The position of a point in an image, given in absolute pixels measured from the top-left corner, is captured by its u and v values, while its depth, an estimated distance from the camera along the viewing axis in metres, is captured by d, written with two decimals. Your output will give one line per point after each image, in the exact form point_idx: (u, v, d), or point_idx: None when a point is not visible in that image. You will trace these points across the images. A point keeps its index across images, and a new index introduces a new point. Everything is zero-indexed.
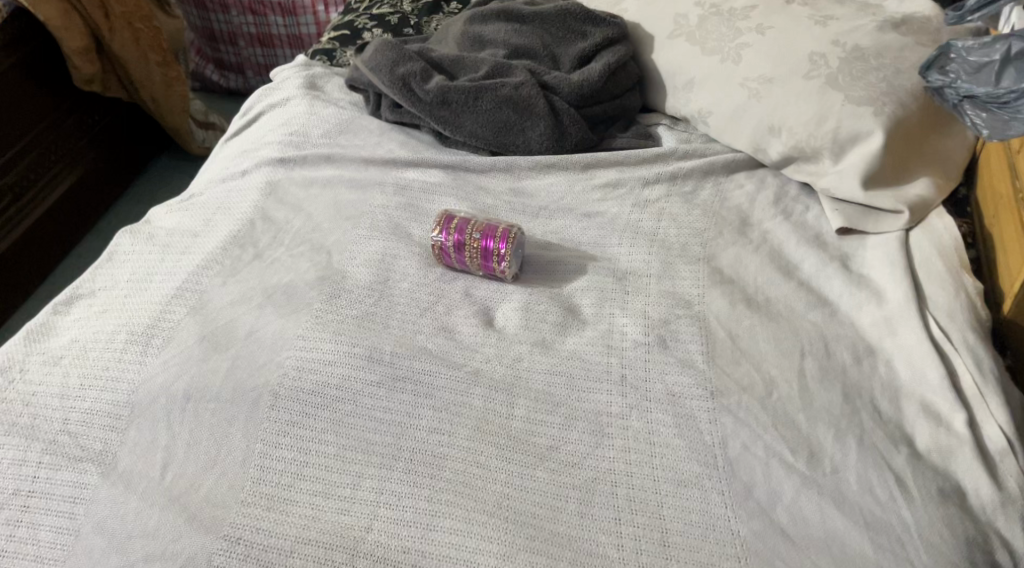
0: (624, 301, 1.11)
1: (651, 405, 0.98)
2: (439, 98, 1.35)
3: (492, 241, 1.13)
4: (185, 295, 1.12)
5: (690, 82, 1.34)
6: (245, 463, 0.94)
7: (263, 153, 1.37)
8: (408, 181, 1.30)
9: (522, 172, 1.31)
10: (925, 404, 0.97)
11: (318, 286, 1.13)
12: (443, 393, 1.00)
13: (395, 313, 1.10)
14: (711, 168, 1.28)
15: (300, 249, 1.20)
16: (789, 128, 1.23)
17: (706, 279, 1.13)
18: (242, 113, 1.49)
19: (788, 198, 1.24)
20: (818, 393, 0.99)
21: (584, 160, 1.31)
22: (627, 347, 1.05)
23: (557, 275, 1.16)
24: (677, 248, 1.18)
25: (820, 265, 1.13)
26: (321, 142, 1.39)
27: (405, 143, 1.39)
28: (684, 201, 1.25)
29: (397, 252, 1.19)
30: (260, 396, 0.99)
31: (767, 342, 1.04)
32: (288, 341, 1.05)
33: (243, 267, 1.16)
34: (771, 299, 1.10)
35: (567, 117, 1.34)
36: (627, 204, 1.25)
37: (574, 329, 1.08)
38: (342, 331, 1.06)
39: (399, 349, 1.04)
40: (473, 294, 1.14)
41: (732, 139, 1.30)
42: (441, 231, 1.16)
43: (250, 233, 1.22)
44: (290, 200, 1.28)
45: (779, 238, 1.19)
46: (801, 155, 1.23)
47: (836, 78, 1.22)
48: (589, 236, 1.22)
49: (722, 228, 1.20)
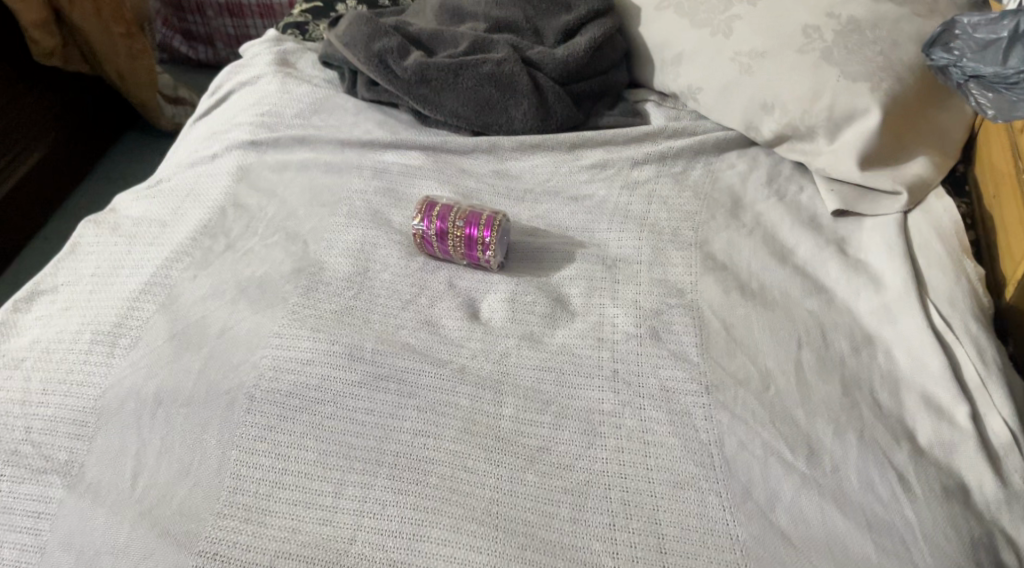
0: (614, 291, 1.07)
1: (645, 401, 0.94)
2: (419, 76, 1.29)
3: (476, 229, 1.09)
4: (153, 290, 1.06)
5: (678, 56, 1.28)
6: (220, 471, 0.89)
7: (234, 135, 1.30)
8: (386, 164, 1.25)
9: (506, 153, 1.27)
10: (927, 396, 0.93)
11: (295, 279, 1.08)
12: (427, 392, 0.95)
13: (376, 307, 1.05)
14: (702, 147, 1.24)
15: (274, 238, 1.14)
16: (782, 104, 1.18)
17: (699, 266, 1.09)
18: (211, 92, 1.42)
19: (781, 178, 1.20)
20: (816, 386, 0.95)
21: (570, 140, 1.26)
22: (619, 339, 1.01)
23: (544, 263, 1.12)
24: (668, 233, 1.14)
25: (816, 248, 1.09)
26: (295, 122, 1.33)
27: (383, 123, 1.33)
28: (674, 183, 1.20)
29: (376, 241, 1.14)
30: (235, 398, 0.94)
31: (763, 332, 1.00)
32: (264, 339, 1.00)
33: (214, 259, 1.11)
34: (765, 286, 1.06)
35: (552, 95, 1.28)
36: (615, 186, 1.21)
37: (563, 321, 1.04)
38: (320, 327, 1.01)
39: (381, 346, 0.99)
40: (457, 285, 1.09)
41: (723, 116, 1.25)
42: (422, 218, 1.11)
43: (221, 222, 1.16)
44: (263, 185, 1.22)
45: (773, 220, 1.14)
46: (794, 133, 1.19)
47: (830, 52, 1.16)
48: (577, 220, 1.17)
49: (714, 211, 1.16)
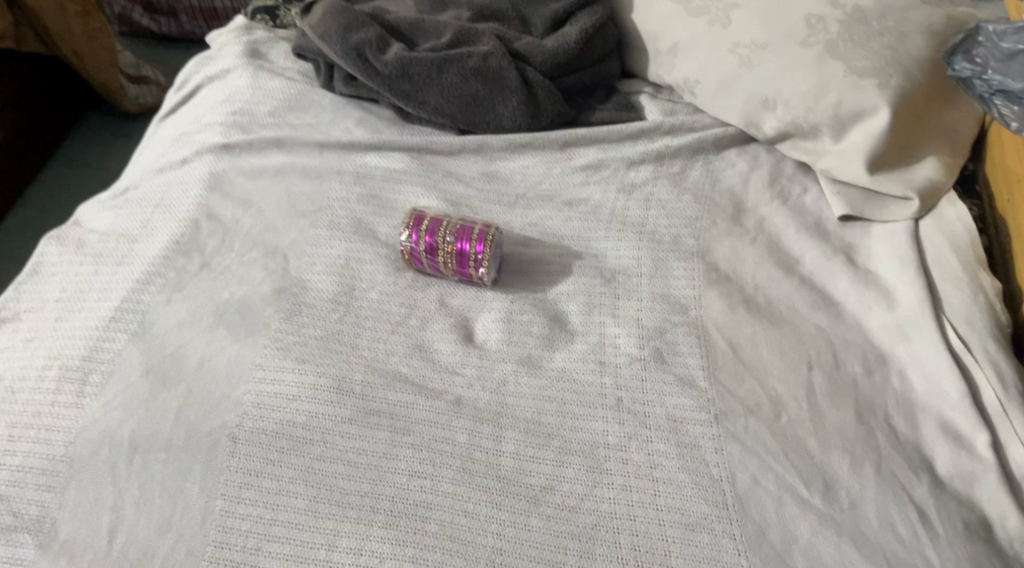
0: (615, 307, 1.02)
1: (651, 433, 0.90)
2: (400, 71, 1.21)
3: (468, 243, 1.03)
4: (123, 317, 1.00)
5: (674, 46, 1.21)
6: (205, 524, 0.85)
7: (205, 137, 1.23)
8: (368, 167, 1.18)
9: (495, 152, 1.20)
10: (944, 422, 0.89)
11: (276, 301, 1.02)
12: (422, 428, 0.90)
13: (363, 330, 1.00)
14: (700, 146, 1.18)
15: (252, 255, 1.08)
16: (785, 101, 1.12)
17: (702, 279, 1.03)
18: (178, 86, 1.34)
19: (784, 178, 1.15)
20: (830, 413, 0.90)
21: (563, 138, 1.19)
22: (621, 363, 0.96)
23: (540, 277, 1.06)
24: (669, 242, 1.08)
25: (823, 258, 1.04)
26: (269, 122, 1.25)
27: (363, 121, 1.25)
28: (673, 185, 1.15)
29: (361, 256, 1.07)
30: (217, 441, 0.88)
31: (771, 352, 0.96)
32: (246, 372, 0.94)
33: (188, 280, 1.04)
34: (772, 300, 1.01)
35: (542, 90, 1.21)
36: (611, 189, 1.15)
37: (561, 342, 0.99)
38: (305, 356, 0.96)
39: (371, 376, 0.94)
40: (449, 303, 1.03)
41: (722, 111, 1.19)
42: (410, 233, 1.04)
43: (195, 237, 1.10)
44: (238, 194, 1.15)
45: (777, 226, 1.09)
46: (798, 131, 1.13)
47: (836, 45, 1.09)
48: (572, 228, 1.11)
49: (716, 216, 1.10)
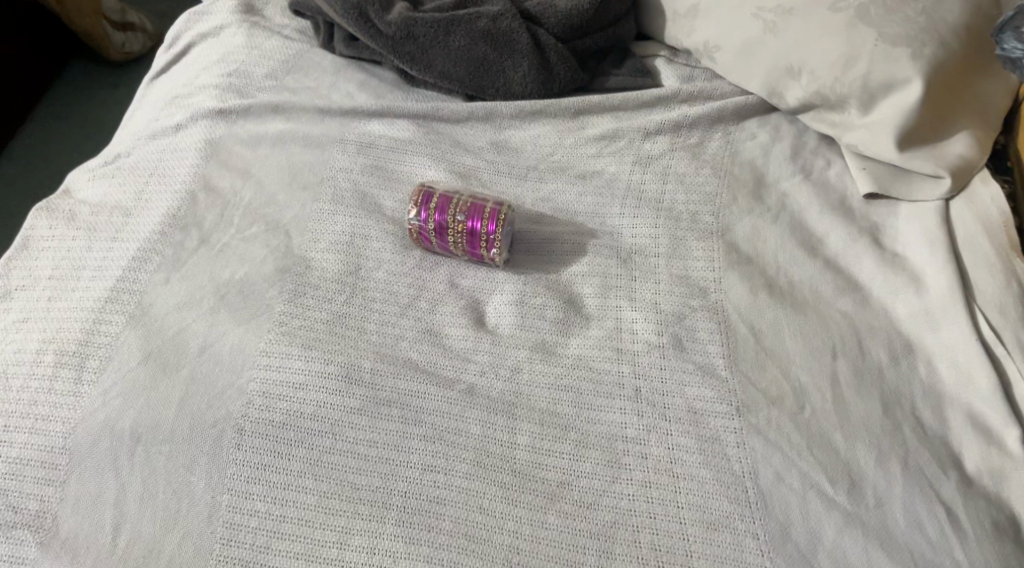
0: (631, 290, 0.98)
1: (671, 425, 0.87)
2: (405, 32, 1.15)
3: (480, 222, 0.99)
4: (119, 298, 0.96)
5: (693, 9, 1.16)
6: (211, 520, 0.82)
7: (200, 102, 1.17)
8: (372, 136, 1.12)
9: (504, 121, 1.15)
10: (974, 416, 0.86)
11: (280, 281, 0.98)
12: (435, 419, 0.87)
13: (371, 314, 0.96)
14: (720, 115, 1.13)
15: (253, 230, 1.03)
16: (811, 70, 1.07)
17: (722, 260, 1.00)
18: (168, 44, 1.27)
19: (807, 150, 1.10)
20: (855, 405, 0.87)
21: (575, 106, 1.15)
22: (639, 350, 0.93)
23: (552, 257, 1.02)
24: (687, 219, 1.04)
25: (848, 238, 1.00)
26: (267, 85, 1.19)
27: (365, 85, 1.20)
28: (691, 158, 1.10)
29: (367, 233, 1.03)
30: (222, 433, 0.85)
31: (795, 340, 0.92)
32: (250, 359, 0.90)
33: (187, 257, 1.00)
34: (794, 284, 0.97)
35: (554, 55, 1.16)
36: (627, 161, 1.10)
37: (576, 327, 0.95)
38: (312, 342, 0.92)
39: (380, 364, 0.90)
40: (459, 284, 1.00)
41: (743, 79, 1.14)
42: (419, 211, 1.00)
43: (193, 211, 1.05)
44: (237, 165, 1.10)
45: (800, 203, 1.05)
46: (823, 102, 1.08)
47: (868, 10, 1.04)
48: (586, 204, 1.07)
49: (736, 192, 1.06)
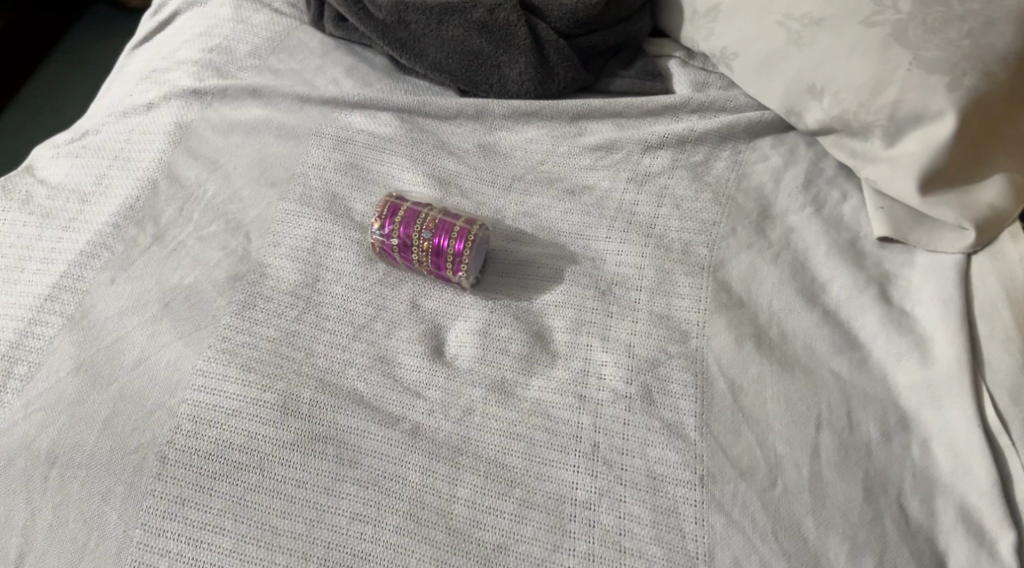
0: (605, 328, 0.89)
1: (626, 492, 0.80)
2: (396, 17, 1.07)
3: (447, 240, 0.91)
4: (59, 296, 0.90)
5: (714, 10, 1.05)
6: (120, 556, 0.77)
7: (176, 79, 1.10)
8: (350, 130, 1.04)
9: (496, 121, 1.06)
10: (966, 512, 0.78)
11: (229, 289, 0.91)
12: (371, 461, 0.81)
13: (321, 334, 0.89)
14: (730, 132, 1.03)
15: (212, 229, 0.97)
16: (834, 91, 0.96)
17: (710, 302, 0.91)
18: (156, 10, 1.20)
19: (822, 180, 1.00)
20: (834, 486, 0.79)
21: (573, 110, 1.05)
22: (605, 399, 0.85)
23: (526, 281, 0.94)
24: (678, 250, 0.95)
25: (853, 288, 0.90)
26: (248, 64, 1.11)
27: (352, 70, 1.11)
28: (692, 179, 1.00)
29: (330, 241, 0.96)
30: (144, 459, 0.80)
31: (777, 403, 0.83)
32: (184, 379, 0.84)
33: (138, 256, 0.94)
34: (787, 335, 0.88)
35: (554, 52, 1.06)
36: (622, 177, 1.01)
37: (540, 365, 0.87)
38: (251, 364, 0.85)
39: (320, 396, 0.84)
40: (421, 306, 0.92)
41: (760, 92, 1.03)
42: (383, 224, 0.93)
43: (152, 204, 0.99)
44: (205, 153, 1.03)
45: (806, 242, 0.95)
46: (844, 128, 0.97)
47: (905, 28, 0.93)
48: (571, 223, 0.98)
49: (736, 223, 0.96)
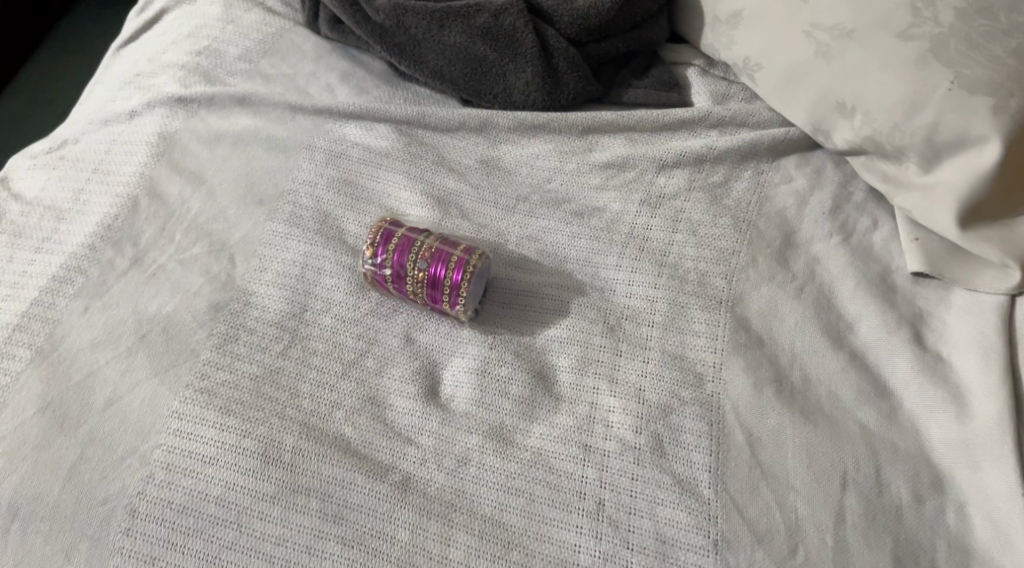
0: (612, 369, 0.83)
1: (631, 556, 0.74)
2: (394, 21, 0.99)
3: (444, 270, 0.84)
4: (28, 326, 0.84)
5: (736, 16, 0.97)
6: None
7: (161, 83, 1.03)
8: (343, 143, 0.97)
9: (500, 134, 0.99)
10: None
11: (211, 321, 0.85)
12: (358, 517, 0.75)
13: (308, 372, 0.83)
14: (752, 151, 0.95)
15: (194, 251, 0.90)
16: (866, 110, 0.89)
17: (727, 341, 0.84)
18: (142, 8, 1.13)
19: (850, 205, 0.92)
20: (860, 555, 0.73)
21: (583, 123, 0.98)
22: (612, 451, 0.78)
23: (529, 313, 0.88)
24: (693, 282, 0.88)
25: (883, 328, 0.83)
26: (237, 68, 1.04)
27: (348, 75, 1.04)
28: (710, 202, 0.93)
29: (320, 266, 0.90)
30: (112, 513, 0.75)
31: (798, 458, 0.77)
32: (158, 421, 0.79)
33: (114, 281, 0.88)
34: (809, 381, 0.82)
35: (563, 61, 0.99)
36: (634, 199, 0.94)
37: (542, 410, 0.81)
38: (231, 406, 0.80)
39: (303, 443, 0.78)
40: (415, 340, 0.86)
41: (784, 107, 0.95)
42: (376, 252, 0.86)
43: (130, 223, 0.92)
44: (189, 167, 0.97)
45: (832, 275, 0.88)
46: (876, 150, 0.90)
47: (946, 43, 0.85)
48: (579, 249, 0.91)
49: (757, 252, 0.90)
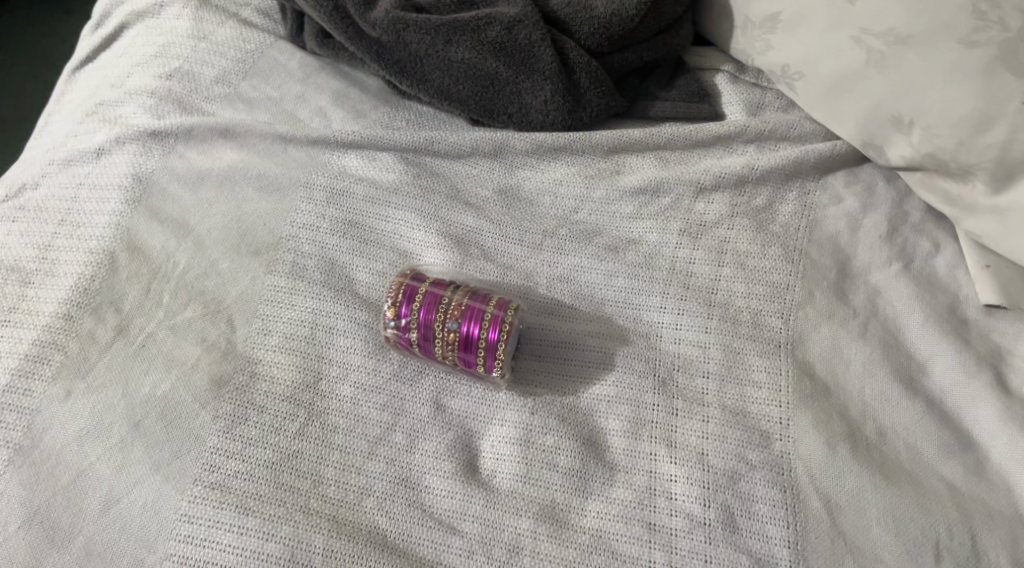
0: (670, 432, 0.76)
1: None
2: (394, 36, 0.88)
3: (477, 329, 0.76)
4: (2, 419, 0.75)
5: (773, 18, 0.87)
6: None
7: (129, 114, 0.90)
8: (346, 178, 0.87)
9: (516, 158, 0.88)
10: None
11: (215, 400, 0.76)
12: None
13: (331, 454, 0.74)
14: (798, 169, 0.87)
15: (185, 315, 0.80)
16: (927, 125, 0.81)
17: (791, 393, 0.77)
18: (97, 21, 1.00)
19: (907, 226, 0.84)
20: None
21: (609, 142, 0.88)
22: (679, 529, 0.72)
23: (570, 368, 0.79)
24: (747, 323, 0.80)
25: (960, 372, 0.77)
26: (215, 93, 0.92)
27: (341, 96, 0.93)
28: (756, 229, 0.85)
29: (332, 325, 0.80)
30: None
31: (883, 524, 0.72)
32: (167, 527, 0.71)
33: (98, 358, 0.77)
34: (885, 434, 0.75)
35: (585, 76, 0.89)
36: (672, 228, 0.85)
37: (596, 483, 0.74)
38: (249, 503, 0.72)
39: (335, 542, 0.71)
40: (446, 407, 0.77)
41: (830, 120, 0.86)
42: (398, 312, 0.77)
43: (109, 285, 0.81)
44: (171, 213, 0.85)
45: (897, 309, 0.81)
46: (938, 167, 0.82)
47: (1015, 50, 0.76)
48: (618, 289, 0.82)
49: (813, 286, 0.82)
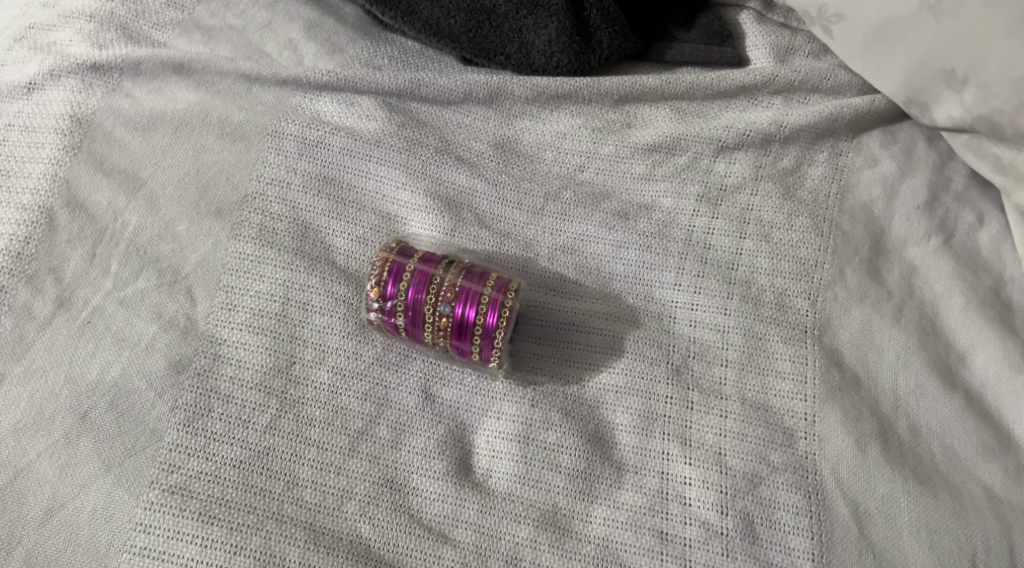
0: (684, 428, 0.68)
1: None
2: None
3: (473, 312, 0.67)
4: None
5: None
6: None
7: (65, 42, 0.77)
8: (320, 126, 0.76)
9: (515, 106, 0.78)
10: None
11: (174, 391, 0.67)
12: None
13: (308, 452, 0.66)
14: (831, 126, 0.77)
15: (137, 286, 0.70)
16: (982, 83, 0.71)
17: (818, 386, 0.69)
18: None
19: (950, 195, 0.75)
20: None
21: (620, 91, 0.78)
22: (693, 538, 0.66)
23: (574, 354, 0.71)
24: (770, 304, 0.72)
25: (1002, 365, 0.70)
26: (166, 19, 0.79)
27: (313, 27, 0.80)
28: (783, 196, 0.75)
29: (307, 300, 0.70)
30: None
31: (916, 536, 0.65)
32: (120, 536, 0.63)
33: (37, 337, 0.68)
34: (919, 433, 0.68)
35: (596, 11, 0.77)
36: (689, 194, 0.75)
37: (603, 486, 0.67)
38: (213, 511, 0.64)
39: (312, 555, 0.64)
40: (436, 397, 0.69)
41: (870, 71, 0.76)
42: (384, 290, 0.68)
43: (47, 249, 0.70)
44: (117, 163, 0.74)
45: (935, 291, 0.72)
46: (990, 132, 0.72)
47: None
48: (627, 263, 0.73)
49: (844, 262, 0.73)
